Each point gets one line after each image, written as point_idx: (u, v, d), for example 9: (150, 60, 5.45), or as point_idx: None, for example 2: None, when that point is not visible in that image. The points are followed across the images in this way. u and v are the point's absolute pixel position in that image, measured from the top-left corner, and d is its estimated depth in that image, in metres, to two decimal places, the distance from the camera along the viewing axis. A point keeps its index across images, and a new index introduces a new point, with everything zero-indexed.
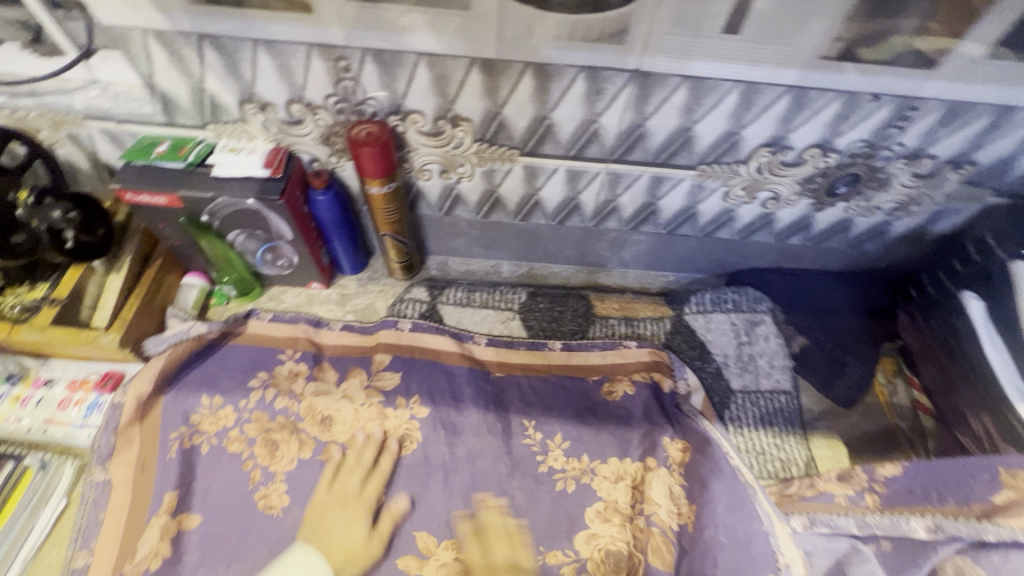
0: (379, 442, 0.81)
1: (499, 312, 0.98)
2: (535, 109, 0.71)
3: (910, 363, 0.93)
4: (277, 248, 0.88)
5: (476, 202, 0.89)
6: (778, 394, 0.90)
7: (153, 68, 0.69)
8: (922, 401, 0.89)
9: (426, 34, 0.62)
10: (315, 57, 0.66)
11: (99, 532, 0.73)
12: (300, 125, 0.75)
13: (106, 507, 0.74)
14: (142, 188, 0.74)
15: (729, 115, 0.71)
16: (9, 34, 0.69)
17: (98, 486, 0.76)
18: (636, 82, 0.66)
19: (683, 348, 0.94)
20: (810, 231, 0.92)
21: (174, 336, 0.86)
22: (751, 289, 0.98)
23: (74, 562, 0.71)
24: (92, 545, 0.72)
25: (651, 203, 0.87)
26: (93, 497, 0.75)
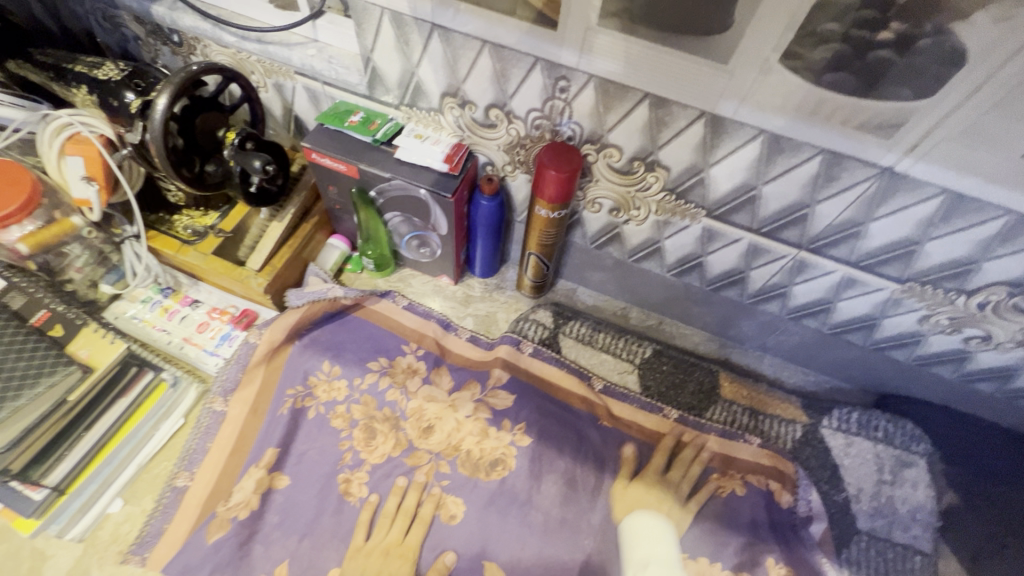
0: (472, 464, 0.79)
1: (618, 361, 0.92)
2: (746, 177, 0.64)
3: None
4: (425, 237, 0.87)
5: (634, 246, 0.84)
6: (911, 553, 0.78)
7: (376, 44, 0.70)
8: None
9: (666, 77, 0.57)
10: (538, 71, 0.63)
11: (203, 461, 0.76)
12: (492, 129, 0.73)
13: (215, 438, 0.78)
14: (329, 152, 0.76)
15: (978, 243, 0.60)
16: None
17: (214, 415, 0.80)
18: (881, 180, 0.58)
19: (811, 464, 0.84)
20: (1009, 384, 0.78)
21: (313, 294, 0.89)
22: (909, 424, 0.85)
23: (176, 480, 0.75)
24: (195, 470, 0.76)
25: (829, 301, 0.78)
26: (206, 425, 0.79)
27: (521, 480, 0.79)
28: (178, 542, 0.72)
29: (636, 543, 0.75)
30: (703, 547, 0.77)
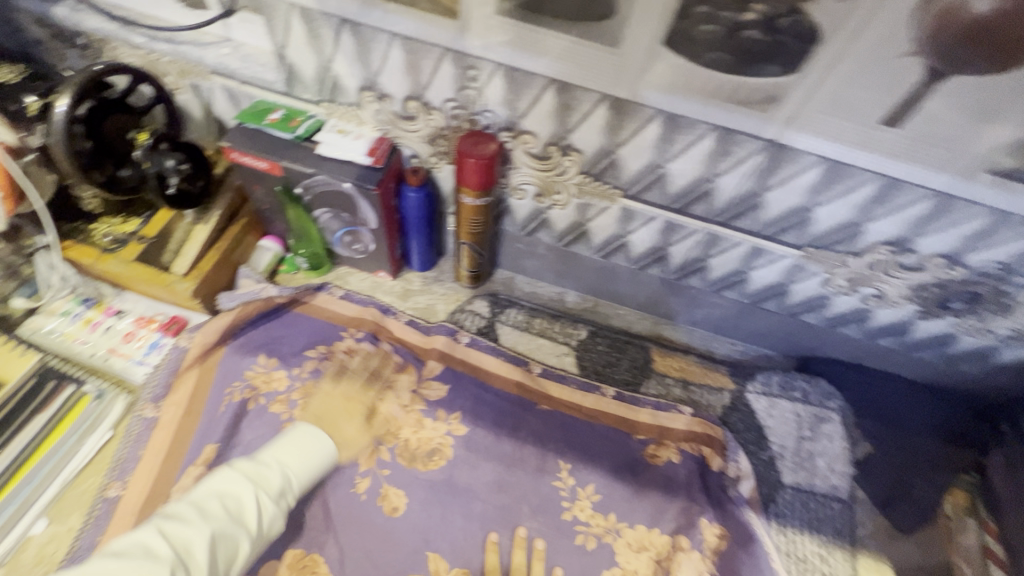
0: (411, 451, 0.80)
1: (556, 344, 0.95)
2: (652, 156, 0.68)
3: (990, 506, 0.82)
4: (357, 233, 0.88)
5: (561, 230, 0.87)
6: (832, 501, 0.84)
7: (288, 41, 0.70)
8: (994, 550, 0.79)
9: (566, 63, 0.60)
10: (448, 61, 0.65)
11: (135, 469, 0.74)
12: (412, 121, 0.75)
13: (146, 445, 0.76)
14: (247, 150, 0.75)
15: (858, 206, 0.65)
16: None
17: (145, 422, 0.78)
18: (768, 152, 0.63)
19: (739, 428, 0.89)
20: (906, 337, 0.85)
21: (246, 295, 0.87)
22: (823, 382, 0.92)
23: (107, 491, 0.73)
24: (127, 478, 0.74)
25: (742, 271, 0.83)
26: (137, 432, 0.77)
27: (462, 464, 0.80)
28: None
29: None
30: (639, 515, 0.80)
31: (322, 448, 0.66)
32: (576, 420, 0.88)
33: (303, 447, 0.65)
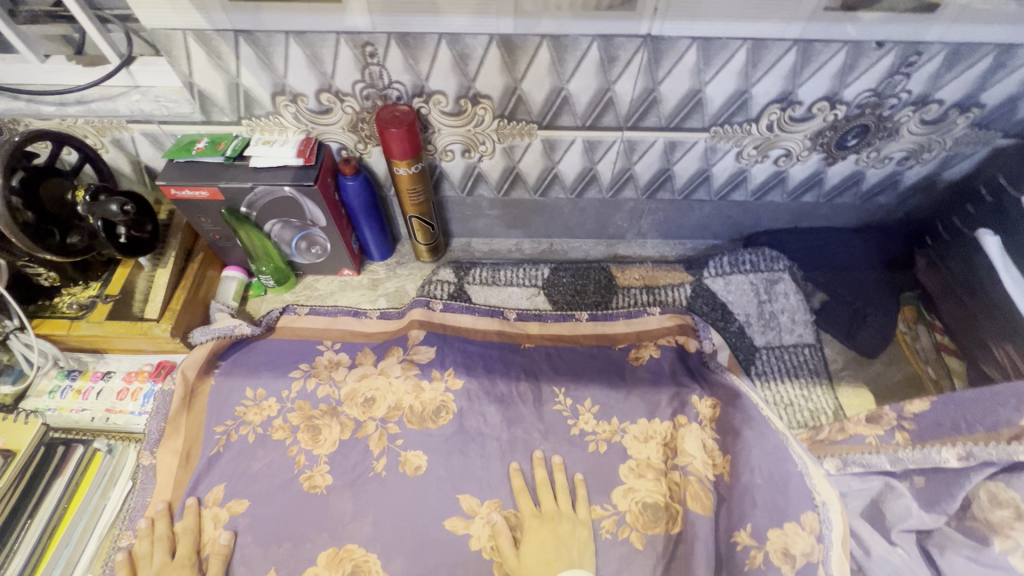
0: (416, 413, 0.85)
1: (525, 288, 1.01)
2: (552, 82, 0.75)
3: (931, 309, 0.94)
4: (311, 236, 0.92)
5: (498, 180, 0.93)
6: (802, 348, 0.93)
7: (192, 68, 0.73)
8: (945, 344, 0.91)
9: (448, 14, 0.66)
10: (344, 44, 0.70)
11: (143, 515, 0.78)
12: (329, 114, 0.80)
13: (152, 491, 0.80)
14: (185, 182, 0.79)
15: (738, 75, 0.73)
16: (53, 49, 0.79)
17: (145, 470, 0.81)
18: (647, 47, 0.70)
19: (705, 310, 0.96)
20: (823, 187, 0.94)
21: (220, 330, 0.90)
22: (767, 249, 0.99)
23: (119, 540, 0.76)
24: (136, 526, 0.77)
25: (666, 169, 0.90)
26: (140, 482, 0.80)
27: (467, 414, 0.86)
28: None
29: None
30: (637, 411, 0.88)
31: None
32: (561, 348, 0.95)
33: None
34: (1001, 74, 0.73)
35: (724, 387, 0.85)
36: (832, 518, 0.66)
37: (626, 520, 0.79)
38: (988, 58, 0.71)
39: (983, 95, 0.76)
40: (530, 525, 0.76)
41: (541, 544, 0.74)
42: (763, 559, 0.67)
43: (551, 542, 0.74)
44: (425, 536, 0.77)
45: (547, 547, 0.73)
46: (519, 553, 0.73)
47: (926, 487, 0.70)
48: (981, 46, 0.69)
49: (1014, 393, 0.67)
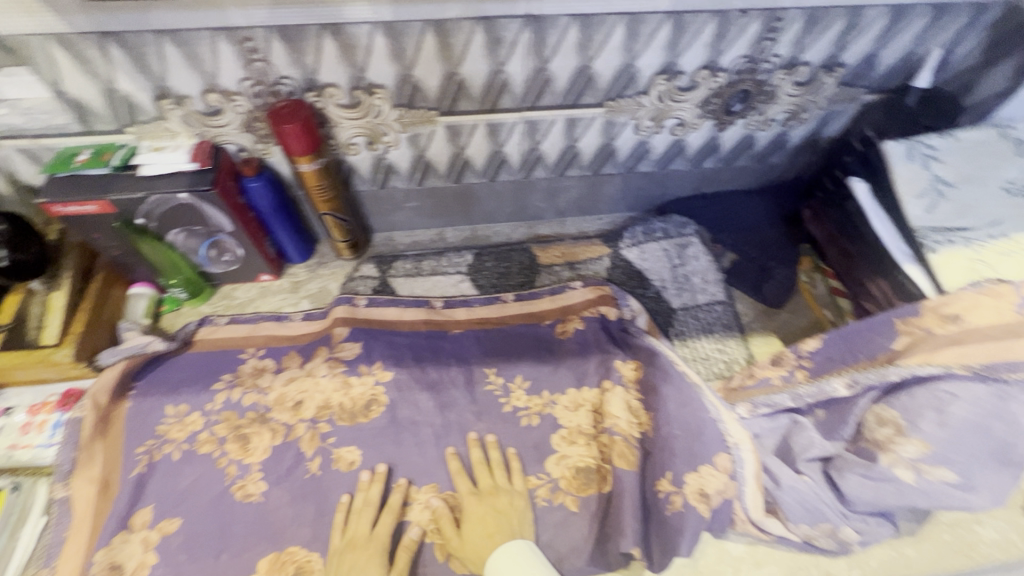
0: (347, 409, 0.85)
1: (449, 276, 1.02)
2: (443, 67, 0.75)
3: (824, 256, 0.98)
4: (220, 243, 0.89)
5: (408, 170, 0.93)
6: (715, 305, 0.98)
7: (59, 75, 0.69)
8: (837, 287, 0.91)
9: (325, 3, 0.65)
10: (222, 41, 0.68)
11: (63, 549, 0.73)
12: (220, 115, 0.78)
13: (70, 524, 0.75)
14: (70, 198, 0.75)
15: (621, 49, 0.77)
16: None
17: (60, 504, 0.75)
18: (530, 27, 0.72)
19: (624, 280, 1.00)
20: (720, 153, 0.99)
21: (129, 349, 0.86)
22: (676, 217, 1.06)
23: None
24: (55, 562, 0.72)
25: (571, 146, 0.93)
26: (55, 517, 0.75)
27: (399, 405, 0.86)
28: None
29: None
30: (565, 382, 0.91)
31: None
32: (489, 329, 0.97)
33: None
34: (856, 34, 0.80)
35: (643, 348, 0.89)
36: (746, 457, 0.70)
37: (561, 486, 0.81)
38: (840, 20, 0.77)
39: (843, 56, 0.83)
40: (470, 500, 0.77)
41: (482, 517, 0.74)
42: (682, 502, 0.71)
43: (494, 512, 0.75)
44: None
45: (490, 518, 0.74)
46: (464, 528, 0.74)
47: (825, 418, 0.75)
48: (832, 9, 0.75)
49: (886, 322, 0.74)
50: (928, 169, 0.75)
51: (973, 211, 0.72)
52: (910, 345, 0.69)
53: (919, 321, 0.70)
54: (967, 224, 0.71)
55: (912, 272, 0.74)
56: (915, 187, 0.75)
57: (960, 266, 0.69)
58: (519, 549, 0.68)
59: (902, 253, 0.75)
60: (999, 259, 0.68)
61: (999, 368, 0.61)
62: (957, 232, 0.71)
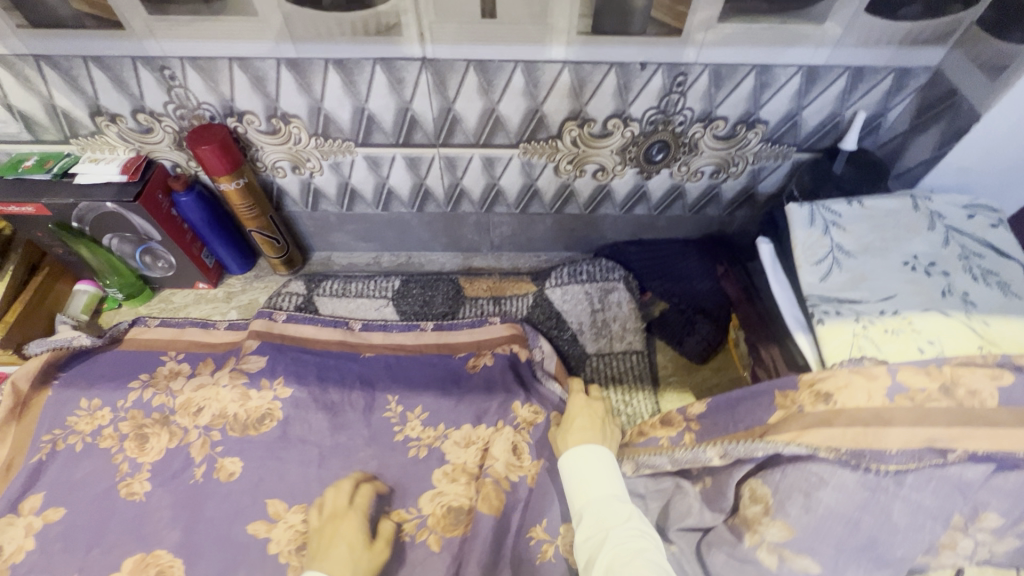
0: (241, 421, 0.87)
1: (373, 300, 1.04)
2: (351, 102, 0.79)
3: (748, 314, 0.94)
4: (153, 250, 0.95)
5: (336, 196, 0.97)
6: (629, 354, 0.97)
7: (5, 91, 0.77)
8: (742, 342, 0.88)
9: (231, 39, 0.70)
10: (142, 68, 0.74)
11: None
12: (152, 134, 0.84)
13: None
14: (9, 198, 0.82)
15: (523, 94, 0.78)
16: None
17: None
18: (429, 70, 0.75)
19: (541, 320, 1.00)
20: (650, 200, 0.98)
21: (55, 341, 0.93)
22: (604, 261, 1.04)
23: None
24: None
25: (493, 183, 0.94)
26: None
27: (291, 422, 0.88)
28: None
29: (578, 475, 0.72)
30: (458, 418, 0.89)
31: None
32: (401, 357, 0.97)
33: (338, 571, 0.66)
34: (769, 91, 0.78)
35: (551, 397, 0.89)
36: None
37: (428, 523, 0.79)
38: (749, 78, 0.76)
39: (761, 112, 0.81)
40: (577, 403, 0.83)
41: (587, 416, 0.81)
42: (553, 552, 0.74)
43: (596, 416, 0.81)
44: (228, 542, 0.77)
45: (594, 421, 0.79)
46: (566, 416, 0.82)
47: (709, 487, 0.71)
48: (738, 66, 0.74)
49: (767, 392, 0.69)
50: (828, 236, 0.72)
51: (868, 283, 0.67)
52: (782, 420, 0.65)
53: (795, 396, 0.65)
54: (858, 296, 0.67)
55: (800, 341, 0.69)
56: (812, 253, 0.71)
57: (844, 341, 0.65)
58: (602, 458, 0.73)
59: (795, 321, 0.71)
60: (884, 337, 0.64)
61: (867, 455, 0.58)
62: (846, 303, 0.67)
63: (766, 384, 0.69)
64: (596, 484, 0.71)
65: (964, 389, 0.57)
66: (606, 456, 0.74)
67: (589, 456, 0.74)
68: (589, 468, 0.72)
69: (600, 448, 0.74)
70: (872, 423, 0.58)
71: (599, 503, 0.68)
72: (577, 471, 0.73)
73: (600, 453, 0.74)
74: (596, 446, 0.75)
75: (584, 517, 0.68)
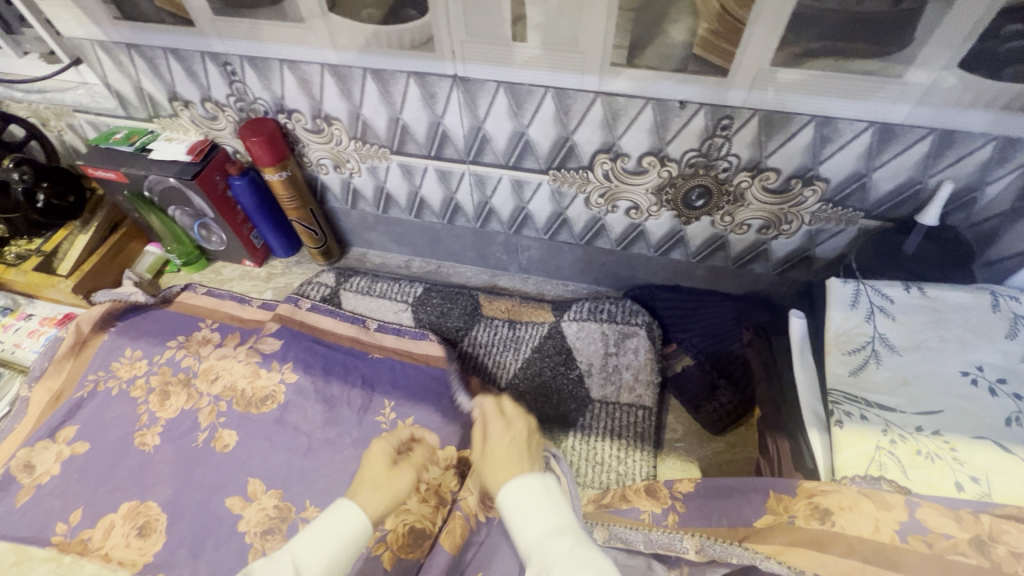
0: (248, 397, 0.92)
1: (394, 303, 1.06)
2: (388, 111, 0.81)
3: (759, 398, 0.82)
4: (208, 226, 1.04)
5: (373, 198, 1.00)
6: (635, 409, 0.90)
7: (106, 71, 0.89)
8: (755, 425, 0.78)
9: (282, 42, 0.75)
10: (209, 62, 0.81)
11: (8, 436, 0.91)
12: (217, 121, 0.92)
13: (21, 419, 0.93)
14: (99, 164, 0.93)
15: (554, 121, 0.75)
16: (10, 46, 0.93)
17: (22, 400, 0.94)
18: (460, 87, 0.74)
19: (549, 353, 0.97)
20: (688, 246, 0.90)
21: (119, 294, 1.05)
22: (628, 302, 0.99)
23: None
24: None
25: (522, 206, 0.92)
26: (15, 410, 0.94)
27: (290, 408, 0.91)
28: None
29: (516, 519, 0.55)
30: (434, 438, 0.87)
31: (343, 556, 0.58)
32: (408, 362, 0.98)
33: (332, 535, 0.58)
34: (832, 146, 0.68)
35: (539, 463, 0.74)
36: None
37: (386, 538, 0.77)
38: (807, 128, 0.67)
39: (821, 168, 0.71)
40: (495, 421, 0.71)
41: (508, 445, 0.66)
42: None
43: (518, 443, 0.67)
44: (208, 511, 0.82)
45: (511, 449, 0.65)
46: (484, 453, 0.66)
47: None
48: (794, 116, 0.66)
49: (762, 491, 0.60)
50: (870, 322, 0.61)
51: (909, 390, 0.57)
52: (769, 526, 0.56)
53: (789, 503, 0.56)
54: (892, 402, 0.56)
55: (814, 442, 0.59)
56: (846, 341, 0.61)
57: (864, 453, 0.54)
58: (543, 484, 0.57)
59: (813, 416, 0.61)
60: (915, 459, 0.53)
61: None
62: (876, 408, 0.56)
63: (763, 481, 0.60)
64: (544, 516, 0.54)
65: (1005, 549, 0.45)
66: (547, 488, 0.57)
67: (526, 488, 0.56)
68: (529, 503, 0.55)
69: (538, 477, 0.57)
70: (873, 560, 0.47)
71: (543, 536, 0.53)
72: (519, 508, 0.56)
73: (538, 482, 0.57)
74: (530, 475, 0.58)
75: (530, 562, 0.52)
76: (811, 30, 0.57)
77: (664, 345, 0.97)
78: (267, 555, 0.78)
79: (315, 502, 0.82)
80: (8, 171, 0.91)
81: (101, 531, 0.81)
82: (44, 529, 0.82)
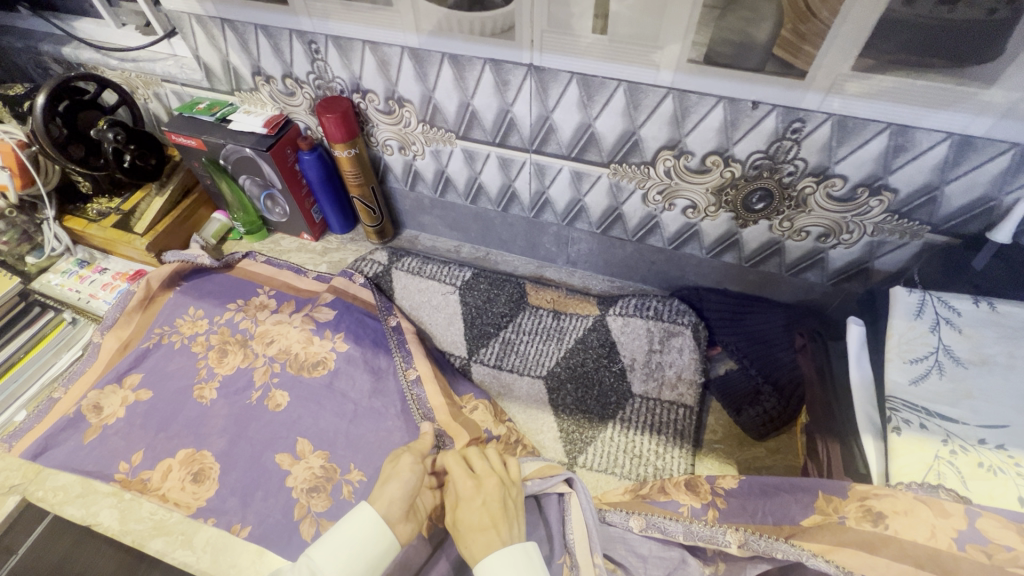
0: (301, 362, 0.97)
1: (442, 285, 1.08)
2: (459, 96, 0.84)
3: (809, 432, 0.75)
4: (275, 197, 1.10)
5: (432, 180, 1.03)
6: (676, 407, 0.92)
7: (197, 44, 0.95)
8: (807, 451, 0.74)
9: (368, 24, 0.78)
10: (296, 40, 0.86)
11: (79, 378, 0.97)
12: (294, 97, 0.97)
13: (91, 363, 0.98)
14: (182, 130, 0.99)
15: (623, 114, 0.76)
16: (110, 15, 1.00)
17: (94, 345, 1.00)
18: (533, 76, 0.76)
19: (593, 345, 0.99)
20: (742, 250, 0.90)
21: (186, 255, 1.10)
22: (676, 301, 1.00)
23: (53, 392, 0.96)
24: (70, 385, 0.96)
25: (578, 198, 0.94)
26: (86, 354, 0.99)
27: (339, 375, 0.95)
28: (40, 434, 0.91)
29: None
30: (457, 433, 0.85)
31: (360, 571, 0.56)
32: (436, 360, 0.99)
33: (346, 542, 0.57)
34: (905, 156, 0.68)
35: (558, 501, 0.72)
36: None
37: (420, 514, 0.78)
38: (881, 137, 0.67)
39: (891, 178, 0.71)
40: (460, 479, 0.66)
41: (483, 509, 0.62)
42: None
43: (492, 507, 0.63)
44: (258, 464, 0.86)
45: (487, 512, 0.62)
46: (456, 518, 0.63)
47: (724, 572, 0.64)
48: (869, 123, 0.66)
49: (810, 491, 0.60)
50: (935, 333, 0.61)
51: (973, 403, 0.56)
52: (817, 525, 0.57)
53: (839, 504, 0.56)
54: (955, 414, 0.56)
55: (866, 447, 0.59)
56: (909, 350, 0.61)
57: (922, 461, 0.54)
58: (527, 558, 0.56)
59: (867, 421, 0.60)
60: (976, 472, 0.52)
61: None
62: (937, 418, 0.56)
63: (812, 481, 0.60)
64: None
65: None
66: (527, 556, 0.56)
67: (508, 564, 0.55)
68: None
69: (518, 547, 0.57)
70: (928, 566, 0.48)
71: None
72: None
73: (518, 553, 0.56)
74: (511, 548, 0.56)
75: None
76: (896, 38, 0.57)
77: (709, 347, 0.98)
78: (312, 511, 0.81)
79: (359, 466, 0.85)
80: (103, 132, 0.97)
81: (159, 473, 0.86)
82: (108, 466, 0.87)
